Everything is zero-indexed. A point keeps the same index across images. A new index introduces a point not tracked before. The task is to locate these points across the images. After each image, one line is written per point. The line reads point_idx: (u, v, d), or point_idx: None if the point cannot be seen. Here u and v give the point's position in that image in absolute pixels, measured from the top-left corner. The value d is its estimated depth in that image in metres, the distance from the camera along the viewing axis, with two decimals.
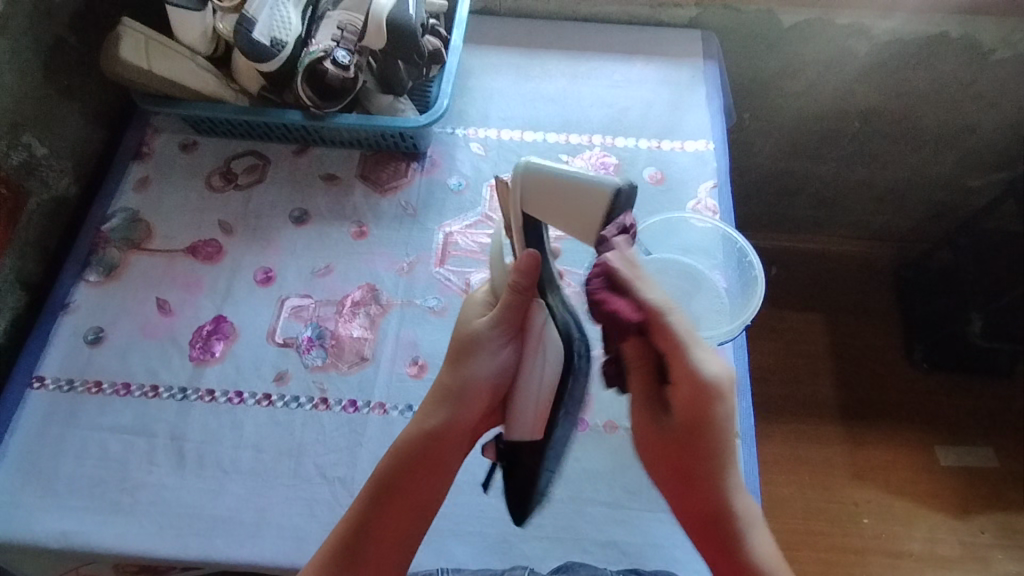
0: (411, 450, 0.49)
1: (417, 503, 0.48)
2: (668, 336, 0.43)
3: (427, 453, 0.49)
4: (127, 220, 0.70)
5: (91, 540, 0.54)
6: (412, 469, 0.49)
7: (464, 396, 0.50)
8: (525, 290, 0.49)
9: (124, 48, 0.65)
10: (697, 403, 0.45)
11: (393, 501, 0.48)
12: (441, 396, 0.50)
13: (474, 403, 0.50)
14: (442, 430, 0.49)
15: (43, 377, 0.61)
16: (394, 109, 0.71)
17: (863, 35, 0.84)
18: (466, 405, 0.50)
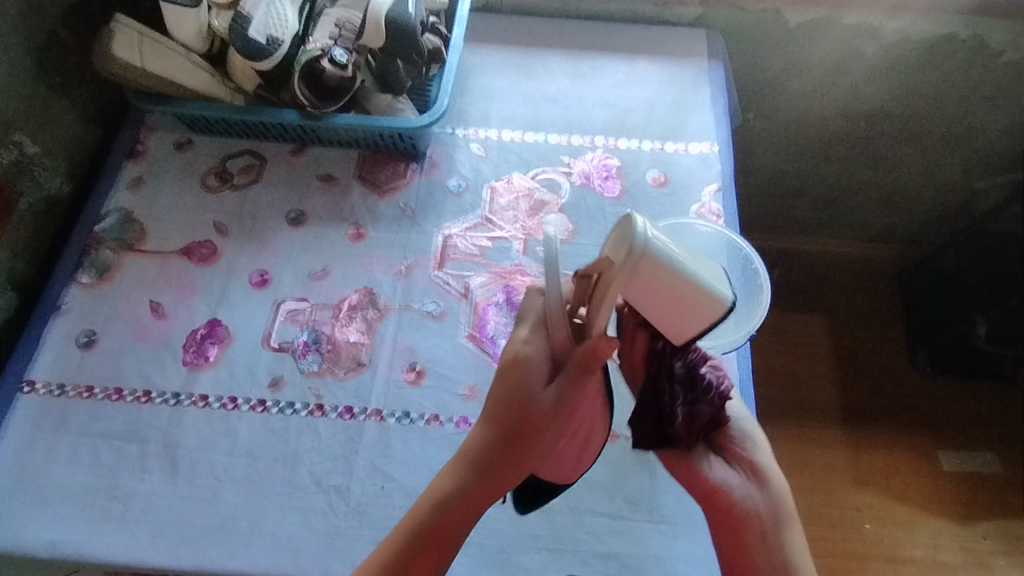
0: (428, 530, 0.47)
1: (453, 547, 0.47)
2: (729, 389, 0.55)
3: (467, 516, 0.47)
4: (121, 221, 0.69)
5: (79, 549, 0.52)
6: (462, 524, 0.47)
7: (520, 470, 0.46)
8: (592, 374, 0.43)
9: (116, 44, 0.64)
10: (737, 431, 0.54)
11: (431, 552, 0.47)
12: (476, 464, 0.47)
13: (511, 476, 0.47)
14: (490, 496, 0.47)
15: (33, 382, 0.60)
16: (392, 109, 0.69)
17: (872, 35, 0.83)
18: (514, 477, 0.47)
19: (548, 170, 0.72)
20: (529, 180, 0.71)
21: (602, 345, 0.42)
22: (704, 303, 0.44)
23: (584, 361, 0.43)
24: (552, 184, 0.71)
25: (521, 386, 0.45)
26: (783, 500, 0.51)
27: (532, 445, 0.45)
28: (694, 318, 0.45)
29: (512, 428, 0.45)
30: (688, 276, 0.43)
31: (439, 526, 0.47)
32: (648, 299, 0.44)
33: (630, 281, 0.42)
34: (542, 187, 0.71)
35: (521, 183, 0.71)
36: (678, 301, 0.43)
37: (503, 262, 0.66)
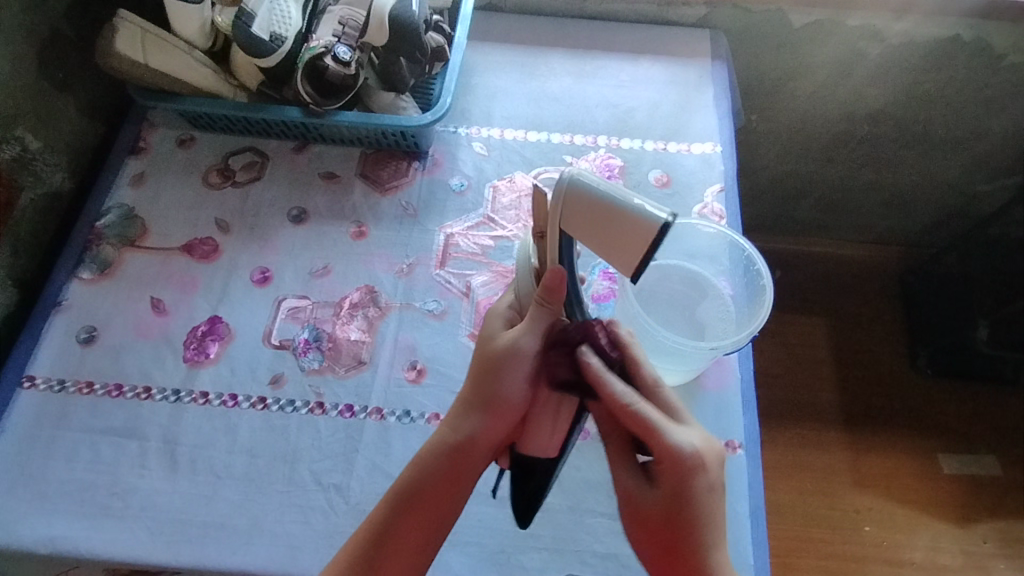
0: (416, 486, 0.47)
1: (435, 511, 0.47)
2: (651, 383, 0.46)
3: (450, 466, 0.47)
4: (122, 217, 0.69)
5: (79, 545, 0.52)
6: (443, 491, 0.47)
7: (498, 416, 0.47)
8: (551, 305, 0.46)
9: (119, 40, 0.64)
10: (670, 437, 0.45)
11: (417, 511, 0.47)
12: (459, 413, 0.48)
13: (494, 422, 0.47)
14: (469, 446, 0.47)
15: (34, 377, 0.60)
16: (396, 107, 0.69)
17: (876, 37, 0.83)
18: (491, 424, 0.47)
19: (550, 169, 0.71)
20: (531, 180, 0.71)
21: (552, 275, 0.45)
22: (632, 226, 0.40)
23: (542, 297, 0.46)
24: (554, 183, 0.71)
25: (491, 334, 0.49)
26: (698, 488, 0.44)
27: (503, 384, 0.47)
28: (632, 247, 0.41)
29: (483, 371, 0.48)
30: (618, 202, 0.41)
31: (423, 482, 0.47)
32: (585, 231, 0.42)
33: (567, 218, 0.43)
34: (544, 187, 0.70)
35: (523, 182, 0.71)
36: (611, 229, 0.41)
37: (504, 261, 0.66)
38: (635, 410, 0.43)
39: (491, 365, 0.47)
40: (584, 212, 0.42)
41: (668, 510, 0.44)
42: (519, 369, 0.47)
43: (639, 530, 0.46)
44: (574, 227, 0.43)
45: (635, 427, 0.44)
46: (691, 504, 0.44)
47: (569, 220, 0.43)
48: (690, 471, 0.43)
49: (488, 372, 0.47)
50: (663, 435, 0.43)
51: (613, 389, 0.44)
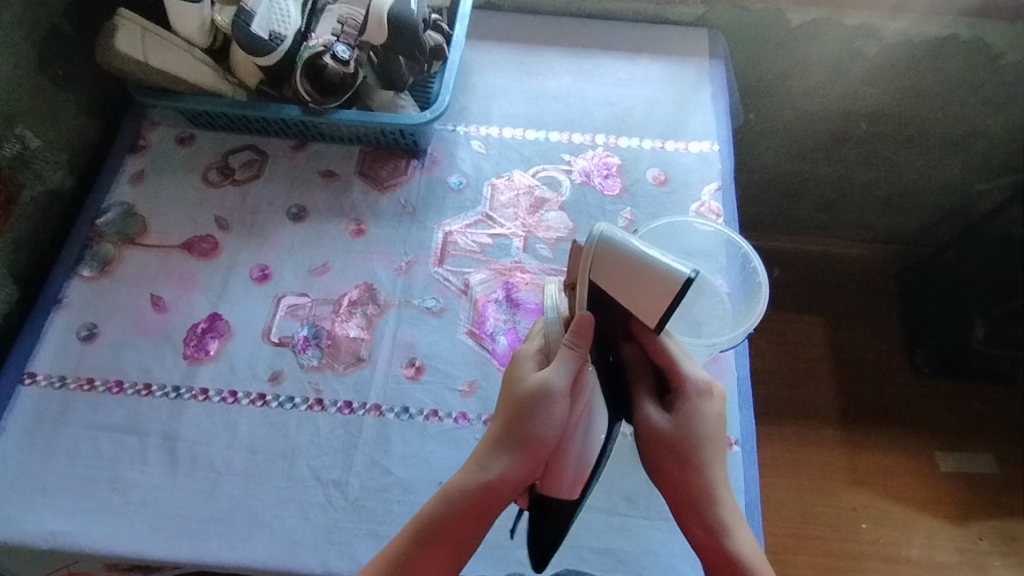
0: (436, 522, 0.47)
1: (458, 557, 0.47)
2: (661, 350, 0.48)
3: (472, 506, 0.47)
4: (123, 214, 0.69)
5: (79, 540, 0.53)
6: (461, 532, 0.47)
7: (524, 455, 0.47)
8: (584, 348, 0.47)
9: (119, 38, 0.64)
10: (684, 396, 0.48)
11: (437, 548, 0.47)
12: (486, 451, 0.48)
13: (522, 463, 0.47)
14: (494, 486, 0.47)
15: (35, 374, 0.60)
16: (394, 105, 0.70)
17: (874, 36, 0.83)
18: (518, 464, 0.47)
19: (549, 168, 0.72)
20: (529, 178, 0.71)
21: (584, 318, 0.47)
22: (658, 279, 0.44)
23: (572, 338, 0.47)
24: (552, 182, 0.71)
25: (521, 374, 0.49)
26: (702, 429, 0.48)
27: (533, 422, 0.47)
28: (657, 299, 0.45)
29: (513, 410, 0.47)
30: (646, 257, 0.45)
31: (445, 518, 0.47)
32: (612, 284, 0.46)
33: (596, 270, 0.47)
34: (542, 185, 0.71)
35: (522, 180, 0.71)
36: (636, 280, 0.45)
37: (503, 259, 0.66)
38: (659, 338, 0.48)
39: (522, 407, 0.47)
40: (614, 267, 0.46)
41: (678, 430, 0.48)
42: (550, 406, 0.47)
43: (648, 452, 0.49)
44: (603, 279, 0.47)
45: (658, 355, 0.48)
46: (698, 426, 0.48)
47: (599, 274, 0.47)
48: (699, 394, 0.48)
49: (520, 414, 0.47)
50: (679, 362, 0.48)
51: (641, 327, 0.48)
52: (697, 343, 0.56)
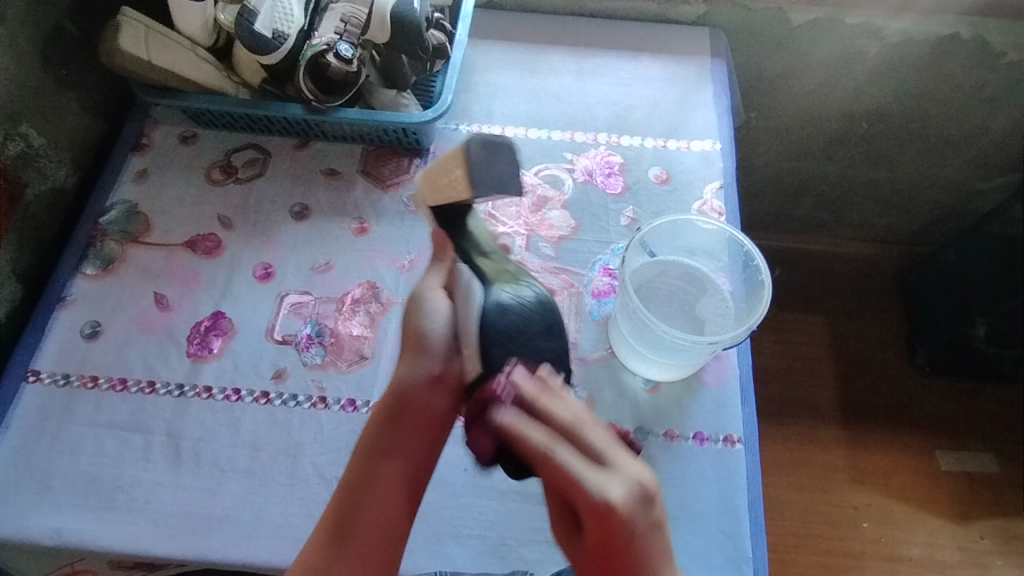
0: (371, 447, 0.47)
1: (404, 472, 0.47)
2: (557, 474, 0.39)
3: (398, 419, 0.48)
4: (126, 213, 0.69)
5: (84, 537, 0.53)
6: (399, 445, 0.48)
7: (423, 353, 0.49)
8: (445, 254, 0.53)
9: (122, 37, 0.65)
10: (601, 529, 0.38)
11: (382, 472, 0.47)
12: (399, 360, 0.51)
13: (430, 358, 0.49)
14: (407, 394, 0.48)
15: (38, 371, 0.60)
16: (397, 104, 0.70)
17: (875, 35, 0.83)
18: (420, 365, 0.49)
19: (551, 166, 0.72)
20: (531, 177, 0.71)
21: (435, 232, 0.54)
22: (450, 160, 0.52)
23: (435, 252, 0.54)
24: (555, 180, 0.71)
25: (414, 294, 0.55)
26: (648, 556, 0.39)
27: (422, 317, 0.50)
28: (456, 173, 0.51)
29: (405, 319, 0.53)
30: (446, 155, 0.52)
31: (378, 440, 0.47)
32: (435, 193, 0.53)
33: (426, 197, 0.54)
34: (544, 184, 0.71)
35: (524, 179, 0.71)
36: (445, 171, 0.52)
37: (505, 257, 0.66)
38: (550, 456, 0.39)
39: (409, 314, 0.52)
40: (436, 176, 0.53)
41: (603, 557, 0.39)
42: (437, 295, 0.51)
43: None
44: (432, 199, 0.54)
45: (554, 479, 0.39)
46: (624, 559, 0.38)
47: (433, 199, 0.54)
48: (614, 522, 0.37)
49: (408, 319, 0.52)
50: (578, 483, 0.38)
51: (529, 441, 0.40)
52: (698, 340, 0.53)
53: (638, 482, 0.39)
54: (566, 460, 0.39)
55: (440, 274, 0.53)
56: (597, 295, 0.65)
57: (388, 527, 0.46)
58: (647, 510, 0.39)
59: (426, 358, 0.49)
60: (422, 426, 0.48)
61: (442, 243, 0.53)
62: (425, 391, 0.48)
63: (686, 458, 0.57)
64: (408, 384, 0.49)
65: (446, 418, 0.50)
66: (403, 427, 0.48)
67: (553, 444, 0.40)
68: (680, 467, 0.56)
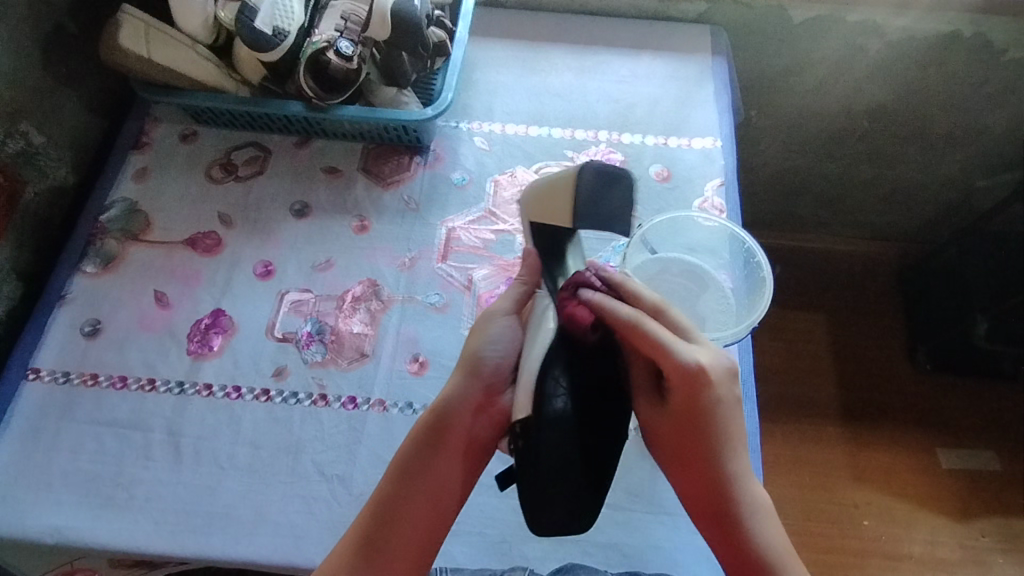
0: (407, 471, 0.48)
1: (435, 502, 0.47)
2: (646, 339, 0.44)
3: (439, 448, 0.48)
4: (126, 211, 0.69)
5: (84, 535, 0.53)
6: (435, 473, 0.48)
7: (473, 381, 0.49)
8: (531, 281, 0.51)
9: (123, 35, 0.65)
10: (687, 392, 0.45)
11: (414, 500, 0.47)
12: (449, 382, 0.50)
13: (484, 385, 0.48)
14: (449, 420, 0.48)
15: (39, 369, 0.60)
16: (397, 102, 0.70)
17: (876, 32, 0.83)
18: (467, 392, 0.48)
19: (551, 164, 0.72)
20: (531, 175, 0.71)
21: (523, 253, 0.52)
22: (556, 187, 0.49)
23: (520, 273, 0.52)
24: None
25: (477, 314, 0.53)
26: (721, 421, 0.46)
27: (488, 343, 0.49)
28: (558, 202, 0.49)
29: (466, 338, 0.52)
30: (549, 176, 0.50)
31: (415, 465, 0.48)
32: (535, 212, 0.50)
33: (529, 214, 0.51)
34: None
35: (524, 177, 0.71)
36: (551, 195, 0.49)
37: (506, 255, 0.66)
38: (639, 325, 0.44)
39: (472, 334, 0.51)
40: (544, 198, 0.50)
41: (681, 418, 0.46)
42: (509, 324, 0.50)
43: (660, 445, 0.48)
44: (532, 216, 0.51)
45: (641, 344, 0.44)
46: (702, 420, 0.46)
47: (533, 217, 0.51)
48: (699, 383, 0.45)
49: (471, 341, 0.51)
50: (669, 350, 0.44)
51: (618, 315, 0.44)
52: None
53: (716, 353, 0.47)
54: (655, 328, 0.44)
55: (518, 296, 0.51)
56: None
57: (419, 547, 0.47)
58: (728, 382, 0.46)
59: (474, 383, 0.48)
60: (463, 452, 0.48)
61: (533, 264, 0.51)
62: (468, 417, 0.48)
63: None
64: (453, 406, 0.48)
65: (488, 447, 0.49)
66: (444, 452, 0.48)
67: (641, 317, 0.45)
68: None
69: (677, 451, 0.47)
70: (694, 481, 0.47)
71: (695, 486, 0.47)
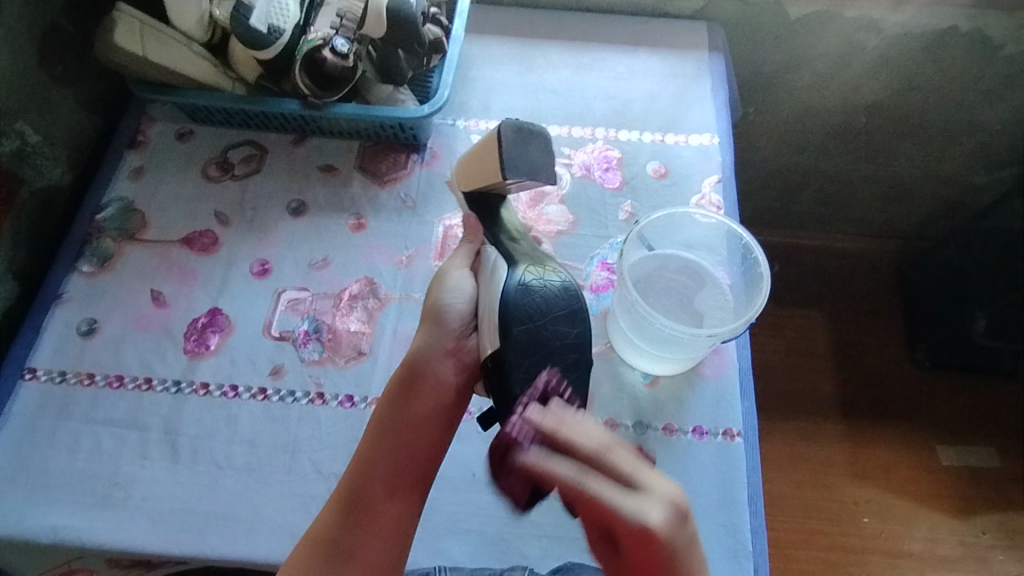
0: (388, 423, 0.49)
1: (418, 448, 0.49)
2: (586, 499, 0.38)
3: (417, 397, 0.50)
4: (122, 210, 0.69)
5: (81, 535, 0.53)
6: (414, 421, 0.49)
7: (439, 332, 0.51)
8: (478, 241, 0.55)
9: (117, 32, 0.64)
10: (636, 552, 0.38)
11: (398, 447, 0.49)
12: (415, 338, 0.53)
13: (450, 334, 0.51)
14: (422, 370, 0.51)
15: (35, 369, 0.60)
16: (394, 99, 0.70)
17: (874, 28, 0.83)
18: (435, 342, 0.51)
19: None
20: None
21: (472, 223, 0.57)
22: (482, 150, 0.52)
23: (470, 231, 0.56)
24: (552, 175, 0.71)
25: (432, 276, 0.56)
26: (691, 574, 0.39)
27: (448, 294, 0.52)
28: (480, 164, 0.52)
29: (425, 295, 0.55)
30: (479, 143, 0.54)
31: (395, 416, 0.49)
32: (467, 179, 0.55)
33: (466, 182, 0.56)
34: None
35: None
36: (477, 160, 0.53)
37: None
38: (580, 485, 0.38)
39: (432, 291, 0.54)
40: (472, 164, 0.54)
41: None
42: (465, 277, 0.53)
43: None
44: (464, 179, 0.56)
45: (583, 504, 0.39)
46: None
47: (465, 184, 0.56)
48: (651, 545, 0.37)
49: (431, 295, 0.54)
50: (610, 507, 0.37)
51: (557, 473, 0.39)
52: (697, 333, 0.53)
53: (665, 494, 0.39)
54: (596, 483, 0.38)
55: (467, 253, 0.55)
56: (596, 290, 0.65)
57: (408, 488, 0.48)
58: (683, 531, 0.38)
59: (441, 330, 0.51)
60: (436, 395, 0.50)
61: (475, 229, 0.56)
62: (437, 362, 0.51)
63: (686, 452, 0.57)
64: (424, 356, 0.51)
65: (462, 390, 0.52)
66: (420, 400, 0.50)
67: (585, 472, 0.39)
68: (680, 460, 0.56)
69: None
70: None
71: None
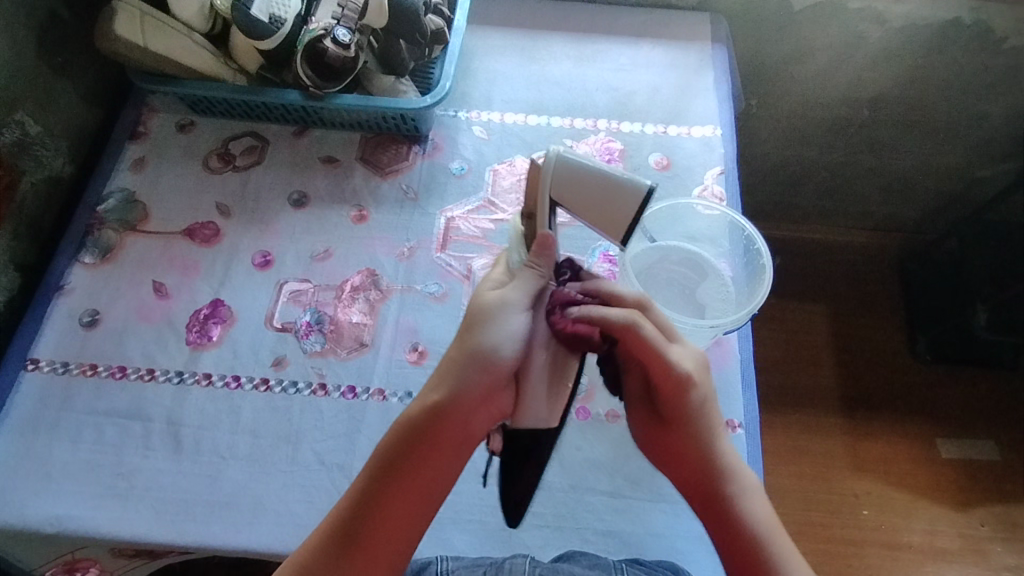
0: (395, 466, 0.44)
1: (422, 499, 0.44)
2: (637, 343, 0.44)
3: (434, 444, 0.44)
4: (124, 201, 0.69)
5: (84, 525, 0.53)
6: (425, 472, 0.44)
7: (477, 378, 0.44)
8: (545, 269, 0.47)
9: (118, 23, 0.64)
10: (673, 391, 0.45)
11: (398, 497, 0.43)
12: (447, 368, 0.45)
13: (489, 381, 0.44)
14: (446, 414, 0.44)
15: (37, 360, 0.60)
16: (396, 90, 0.69)
17: (877, 19, 0.82)
18: (470, 388, 0.44)
19: None
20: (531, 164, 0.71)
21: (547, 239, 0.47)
22: (618, 192, 0.45)
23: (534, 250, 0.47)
24: None
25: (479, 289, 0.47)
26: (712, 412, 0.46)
27: (499, 335, 0.44)
28: (607, 210, 0.46)
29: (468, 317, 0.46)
30: (602, 171, 0.46)
31: (405, 461, 0.44)
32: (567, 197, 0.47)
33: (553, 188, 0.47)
34: None
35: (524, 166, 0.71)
36: (602, 198, 0.46)
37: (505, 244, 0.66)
38: (633, 327, 0.43)
39: (475, 319, 0.45)
40: (589, 193, 0.46)
41: (672, 414, 0.45)
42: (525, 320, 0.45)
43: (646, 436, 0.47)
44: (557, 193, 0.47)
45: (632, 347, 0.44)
46: (690, 424, 0.45)
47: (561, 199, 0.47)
48: (684, 388, 0.44)
49: (473, 325, 0.45)
50: (659, 350, 0.44)
51: (610, 318, 0.44)
52: (700, 323, 0.53)
53: (693, 351, 0.46)
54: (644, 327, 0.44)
55: (531, 284, 0.46)
56: None
57: (402, 537, 0.44)
58: (708, 379, 0.46)
59: (476, 371, 0.44)
60: (457, 442, 0.44)
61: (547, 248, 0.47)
62: (469, 409, 0.44)
63: None
64: (455, 401, 0.44)
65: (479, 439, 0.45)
66: (436, 446, 0.44)
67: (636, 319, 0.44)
68: None
69: (664, 442, 0.46)
70: (684, 470, 0.46)
71: (686, 479, 0.46)
